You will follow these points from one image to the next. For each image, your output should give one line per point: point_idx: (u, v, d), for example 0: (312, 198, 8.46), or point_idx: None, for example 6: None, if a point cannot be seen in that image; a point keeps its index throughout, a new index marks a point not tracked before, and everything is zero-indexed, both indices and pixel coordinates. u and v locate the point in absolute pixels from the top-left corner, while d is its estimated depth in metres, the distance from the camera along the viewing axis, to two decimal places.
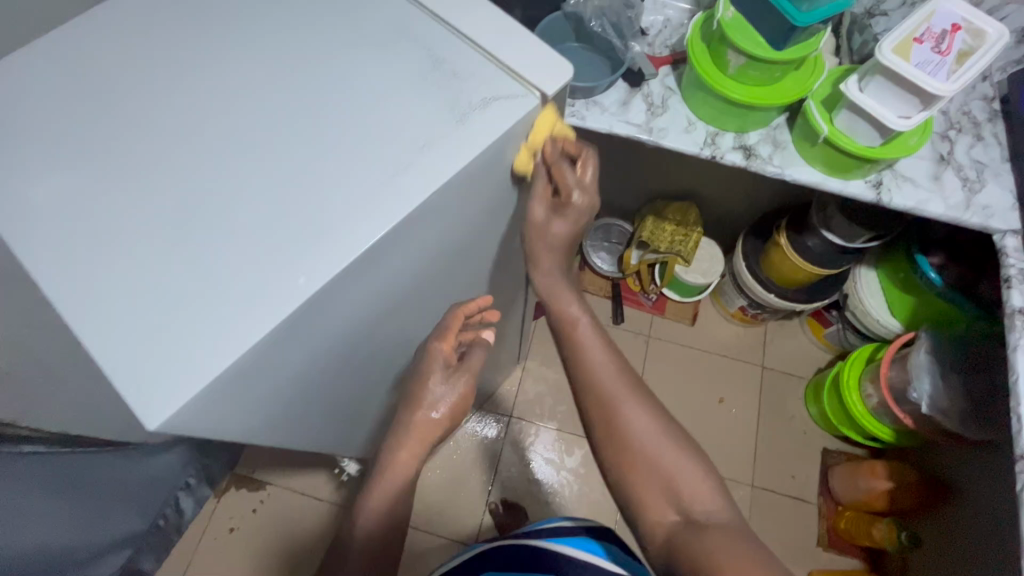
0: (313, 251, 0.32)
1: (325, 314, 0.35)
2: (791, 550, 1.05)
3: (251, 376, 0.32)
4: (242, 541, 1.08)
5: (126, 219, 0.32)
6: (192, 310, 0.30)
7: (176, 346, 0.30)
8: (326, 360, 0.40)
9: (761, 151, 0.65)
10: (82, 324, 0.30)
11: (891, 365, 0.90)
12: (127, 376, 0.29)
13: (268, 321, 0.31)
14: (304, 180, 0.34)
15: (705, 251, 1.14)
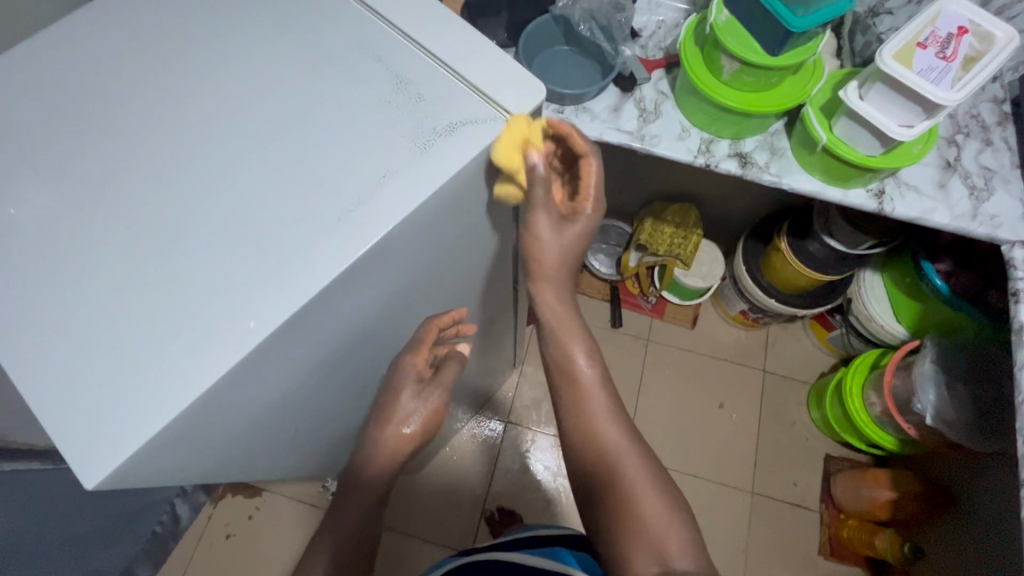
0: (268, 290, 0.30)
1: (299, 340, 0.33)
2: (790, 558, 1.04)
3: (206, 421, 0.31)
4: (238, 547, 1.08)
5: (81, 257, 0.31)
6: (141, 356, 0.29)
7: (121, 396, 0.28)
8: (295, 393, 0.38)
9: (758, 159, 0.63)
10: (38, 369, 0.29)
11: (896, 373, 0.87)
12: (75, 425, 0.28)
13: (215, 369, 0.29)
14: (263, 214, 0.32)
15: (705, 254, 1.12)
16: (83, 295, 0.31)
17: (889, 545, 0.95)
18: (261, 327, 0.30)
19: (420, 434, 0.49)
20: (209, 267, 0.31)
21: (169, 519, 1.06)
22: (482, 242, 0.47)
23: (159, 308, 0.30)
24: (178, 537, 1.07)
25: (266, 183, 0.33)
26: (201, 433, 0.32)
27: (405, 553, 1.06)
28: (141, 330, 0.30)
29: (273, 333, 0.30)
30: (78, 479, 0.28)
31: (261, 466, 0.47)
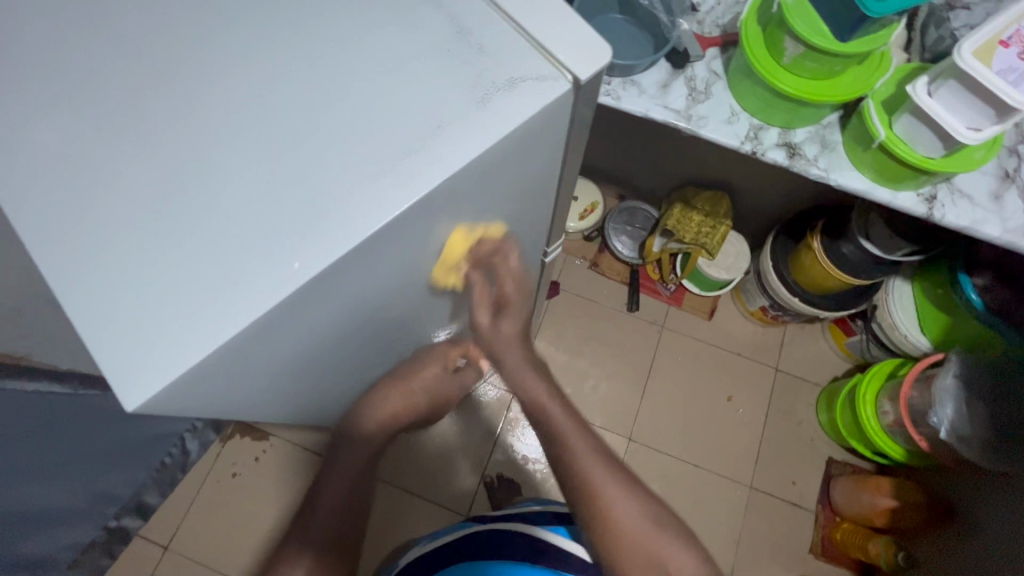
0: (314, 234, 0.30)
1: (337, 288, 0.33)
2: (780, 554, 1.05)
3: (240, 357, 0.31)
4: (244, 486, 1.11)
5: (119, 179, 0.30)
6: (179, 287, 0.29)
7: (161, 325, 0.28)
8: (323, 341, 0.38)
9: (807, 151, 0.61)
10: (71, 291, 0.28)
11: (914, 385, 0.86)
12: (114, 348, 0.28)
13: (258, 305, 0.29)
14: (307, 154, 0.31)
15: (731, 246, 1.10)
16: (117, 218, 0.30)
17: (881, 555, 0.95)
18: (304, 270, 0.29)
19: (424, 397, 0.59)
20: (250, 204, 0.30)
21: (179, 453, 1.08)
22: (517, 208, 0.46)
23: (197, 241, 0.29)
24: (186, 469, 1.10)
25: (316, 123, 0.32)
26: (233, 370, 0.32)
27: (405, 509, 1.08)
28: (178, 263, 0.29)
29: (317, 277, 0.30)
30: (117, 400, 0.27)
31: (281, 408, 0.47)
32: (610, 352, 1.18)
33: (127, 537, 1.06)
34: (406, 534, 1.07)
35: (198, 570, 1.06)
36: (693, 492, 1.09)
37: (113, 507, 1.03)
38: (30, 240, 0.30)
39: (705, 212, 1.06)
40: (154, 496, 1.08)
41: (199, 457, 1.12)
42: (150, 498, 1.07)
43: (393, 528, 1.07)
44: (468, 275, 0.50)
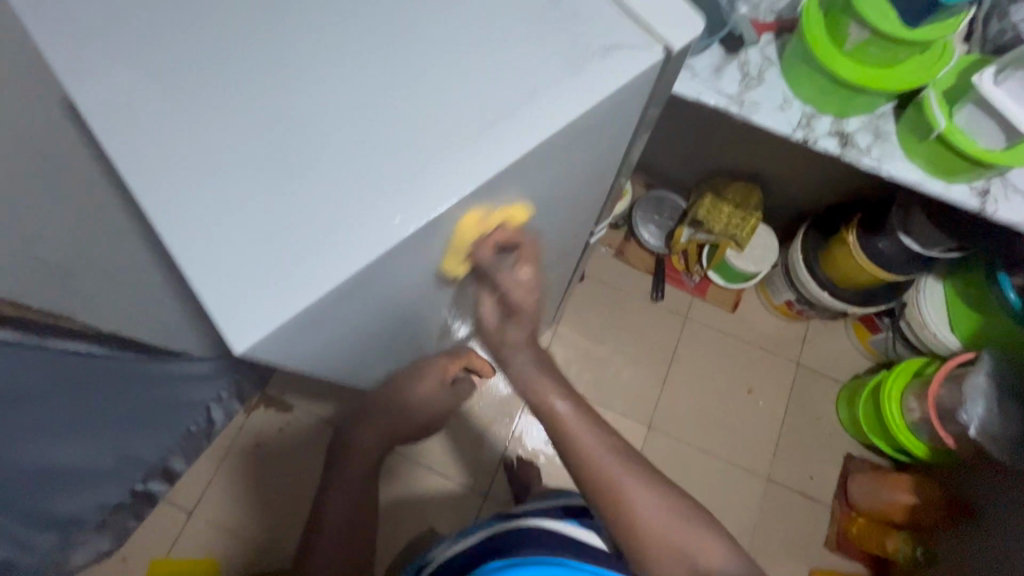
0: (412, 190, 0.30)
1: (424, 245, 0.34)
2: (797, 546, 1.06)
3: (334, 306, 0.32)
4: (267, 456, 1.13)
5: (225, 132, 0.31)
6: (283, 236, 0.29)
7: (266, 273, 0.29)
8: (389, 295, 0.39)
9: (859, 140, 0.60)
10: (181, 239, 0.29)
11: (942, 383, 0.87)
12: (221, 292, 0.28)
13: (359, 256, 0.29)
14: (407, 112, 0.31)
15: (760, 239, 1.10)
16: (222, 169, 0.30)
17: (901, 550, 0.97)
18: (405, 223, 0.30)
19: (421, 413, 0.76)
20: (354, 157, 0.31)
21: (203, 424, 1.09)
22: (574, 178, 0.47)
23: (301, 193, 0.30)
24: (211, 437, 1.11)
25: (414, 82, 0.32)
26: (323, 318, 0.32)
27: (425, 486, 1.10)
28: (284, 214, 0.30)
29: (415, 231, 0.30)
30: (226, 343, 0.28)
31: (335, 370, 0.48)
32: (633, 341, 1.19)
33: (154, 500, 1.08)
34: (427, 509, 1.09)
35: (224, 535, 1.09)
36: (711, 481, 1.10)
37: (140, 471, 1.04)
38: (140, 191, 0.30)
39: (736, 203, 1.05)
40: (180, 463, 1.09)
41: (223, 427, 1.13)
42: (176, 465, 1.08)
43: (414, 503, 1.09)
44: (521, 247, 0.51)
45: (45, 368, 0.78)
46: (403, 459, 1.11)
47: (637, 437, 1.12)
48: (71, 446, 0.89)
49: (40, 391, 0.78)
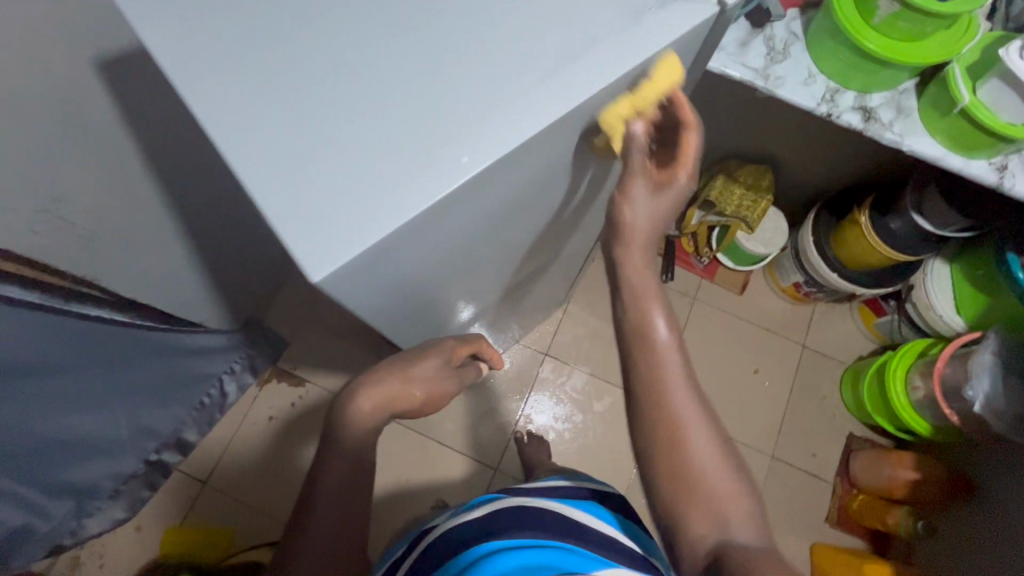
0: (481, 130, 0.31)
1: (483, 190, 0.35)
2: (799, 521, 1.09)
3: (397, 246, 0.32)
4: (279, 429, 1.14)
5: (295, 72, 0.32)
6: (356, 171, 0.30)
7: (342, 205, 0.29)
8: (441, 248, 0.40)
9: (882, 115, 0.61)
10: (253, 175, 0.30)
11: (948, 362, 0.89)
12: (297, 223, 0.29)
13: (431, 189, 0.30)
14: (473, 57, 0.33)
15: (770, 221, 1.11)
16: (292, 106, 0.31)
17: (900, 524, 0.98)
18: (472, 163, 0.30)
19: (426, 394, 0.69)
20: (419, 100, 0.31)
21: (217, 394, 1.13)
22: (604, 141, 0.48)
23: (372, 130, 0.31)
24: (224, 410, 1.13)
25: (480, 30, 0.33)
26: (384, 259, 0.33)
27: (436, 459, 1.13)
28: (353, 153, 0.30)
29: (485, 169, 0.31)
30: (302, 271, 0.29)
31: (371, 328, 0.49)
32: None
33: (167, 470, 1.09)
34: (439, 480, 1.12)
35: (237, 507, 1.10)
36: None
37: (153, 441, 1.07)
38: (209, 132, 0.31)
39: (748, 185, 1.06)
40: (193, 435, 1.11)
41: (236, 400, 1.14)
42: (189, 436, 1.10)
43: (427, 474, 1.12)
44: (554, 210, 0.52)
45: (65, 333, 0.80)
46: (414, 432, 1.14)
47: None
48: (87, 410, 0.93)
49: (59, 353, 0.81)
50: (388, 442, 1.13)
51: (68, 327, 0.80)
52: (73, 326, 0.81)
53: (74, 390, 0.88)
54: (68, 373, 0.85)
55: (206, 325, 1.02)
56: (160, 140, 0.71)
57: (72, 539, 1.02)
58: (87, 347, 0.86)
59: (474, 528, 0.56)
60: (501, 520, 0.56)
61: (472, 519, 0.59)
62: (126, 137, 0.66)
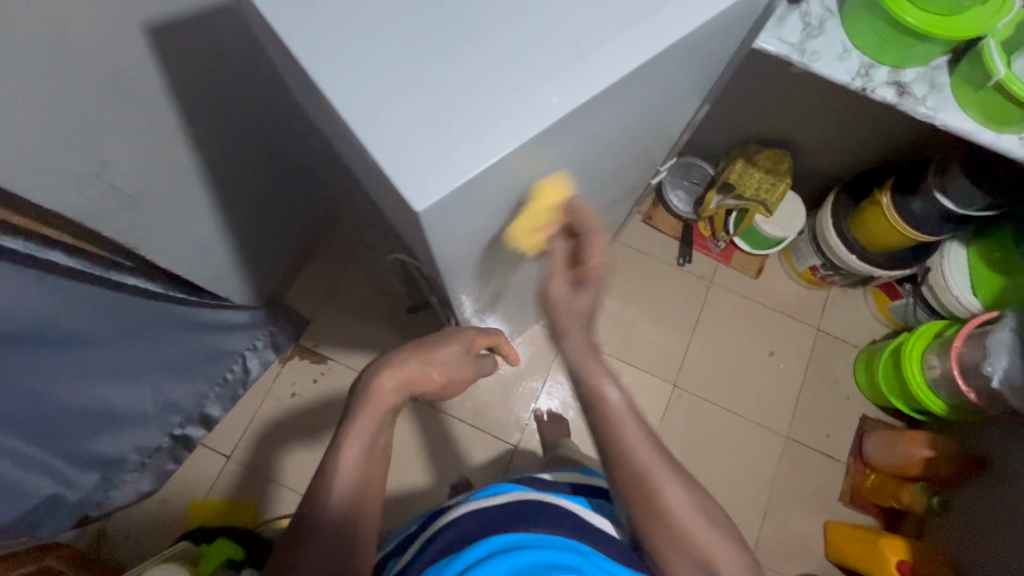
0: (564, 75, 0.35)
1: (560, 135, 0.38)
2: (812, 499, 1.11)
3: (487, 181, 0.36)
4: (301, 405, 1.15)
5: (393, 21, 0.34)
6: (454, 111, 0.33)
7: (444, 141, 0.33)
8: (513, 193, 0.43)
9: (915, 90, 0.63)
10: (363, 113, 0.33)
11: (965, 341, 0.91)
12: (403, 156, 0.32)
13: (522, 128, 0.33)
14: (555, 9, 0.36)
15: (788, 205, 1.13)
16: (393, 52, 0.34)
17: (917, 501, 0.99)
18: (562, 104, 0.34)
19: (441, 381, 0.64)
20: (511, 47, 0.35)
21: (240, 370, 1.14)
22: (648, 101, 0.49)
23: (466, 74, 0.34)
24: (246, 386, 1.15)
25: None
26: (472, 195, 0.36)
27: (457, 436, 1.15)
28: (452, 95, 0.33)
29: (569, 112, 0.35)
30: (408, 201, 0.33)
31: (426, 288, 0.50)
32: (659, 304, 1.22)
33: (191, 444, 1.11)
34: (459, 457, 1.14)
35: (262, 481, 1.11)
36: (732, 438, 1.14)
37: (178, 416, 1.08)
38: (314, 76, 0.34)
39: (767, 169, 1.07)
40: (216, 410, 1.12)
41: (258, 376, 1.16)
42: (212, 411, 1.12)
43: (447, 451, 1.14)
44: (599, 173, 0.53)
45: (93, 305, 0.81)
46: (435, 410, 1.15)
47: (662, 395, 1.16)
48: (114, 383, 0.94)
49: (85, 324, 0.82)
50: (409, 419, 1.15)
51: (96, 298, 0.81)
52: (101, 298, 0.82)
53: (99, 364, 0.89)
54: (92, 345, 0.85)
55: (231, 300, 1.02)
56: (198, 112, 0.71)
57: (99, 510, 1.04)
58: (114, 320, 0.86)
59: (492, 516, 0.57)
60: (517, 512, 0.57)
61: (475, 513, 0.59)
62: (167, 105, 0.67)
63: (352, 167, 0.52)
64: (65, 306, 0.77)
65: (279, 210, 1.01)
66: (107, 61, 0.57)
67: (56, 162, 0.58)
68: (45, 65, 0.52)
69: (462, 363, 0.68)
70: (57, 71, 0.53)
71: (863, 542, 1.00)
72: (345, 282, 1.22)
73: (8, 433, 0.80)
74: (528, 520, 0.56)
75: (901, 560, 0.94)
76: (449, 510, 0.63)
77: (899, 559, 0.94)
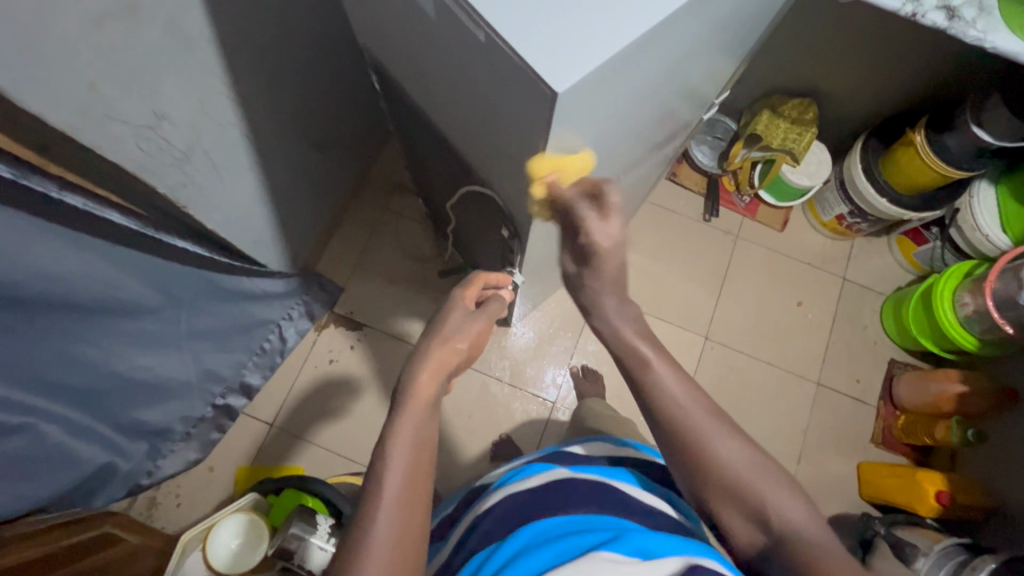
0: None
1: (666, 35, 0.40)
2: (846, 442, 1.13)
3: (611, 73, 0.37)
4: (340, 371, 1.17)
5: None
6: (582, 5, 0.35)
7: (572, 30, 0.34)
8: (605, 109, 0.43)
9: (965, 14, 0.63)
10: (487, 9, 0.34)
11: (999, 276, 0.93)
12: (541, 49, 0.34)
13: (650, 14, 0.35)
14: None
15: (814, 155, 1.13)
16: None
17: (953, 434, 1.00)
18: (672, 4, 0.35)
19: (468, 348, 0.57)
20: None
21: (277, 339, 1.15)
22: (714, 20, 0.51)
23: None
24: (284, 355, 1.16)
25: None
26: (593, 90, 0.37)
27: (495, 396, 1.16)
28: None
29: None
30: (545, 86, 0.33)
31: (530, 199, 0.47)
32: (688, 259, 1.23)
33: (233, 414, 1.13)
34: (497, 416, 1.15)
35: (305, 446, 1.13)
36: (764, 386, 1.17)
37: (219, 386, 1.09)
38: None
39: (792, 118, 1.08)
40: (256, 379, 1.14)
41: (295, 345, 1.16)
42: (252, 380, 1.13)
43: (485, 411, 1.15)
44: (656, 97, 0.55)
45: (136, 271, 0.81)
46: (471, 371, 1.17)
47: (695, 347, 1.18)
48: (157, 353, 0.94)
49: (127, 290, 0.81)
50: None
51: (138, 263, 0.80)
52: (142, 263, 0.81)
53: (139, 333, 0.89)
54: (133, 311, 0.85)
55: (267, 267, 1.03)
56: (244, 66, 0.71)
57: (149, 480, 1.05)
58: (154, 286, 0.86)
59: (540, 497, 0.54)
60: (558, 494, 0.53)
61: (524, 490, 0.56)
62: (217, 60, 0.67)
63: (422, 101, 0.53)
64: (107, 273, 0.76)
65: (312, 174, 1.02)
66: (167, 7, 0.57)
67: (116, 110, 0.58)
68: (112, 10, 0.52)
69: (477, 317, 0.59)
70: (120, 12, 0.53)
71: (899, 478, 1.02)
72: (375, 249, 1.23)
73: (56, 398, 0.80)
74: (551, 502, 0.52)
75: (939, 490, 0.97)
76: (490, 494, 0.60)
77: (938, 490, 0.96)
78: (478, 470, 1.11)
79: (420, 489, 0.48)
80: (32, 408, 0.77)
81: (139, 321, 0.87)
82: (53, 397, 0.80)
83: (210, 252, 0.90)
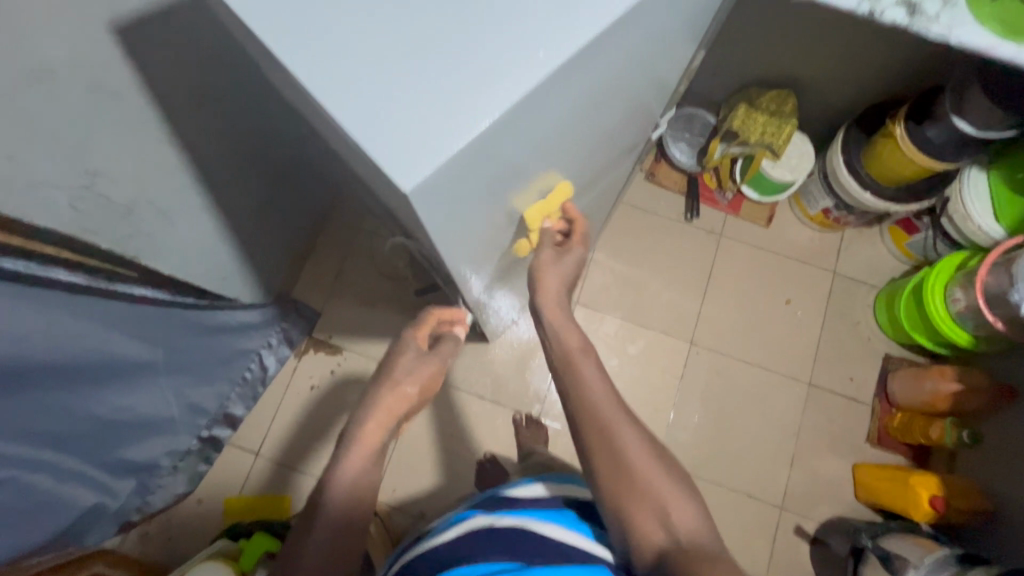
0: (550, 28, 0.35)
1: (552, 95, 0.39)
2: (840, 443, 1.10)
3: (484, 146, 0.37)
4: (321, 396, 1.17)
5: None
6: (441, 84, 0.34)
7: (424, 115, 0.34)
8: (500, 166, 0.42)
9: (927, 7, 0.58)
10: (339, 101, 0.34)
11: (991, 270, 0.88)
12: (386, 143, 0.33)
13: (510, 90, 0.34)
14: None
15: (795, 147, 1.08)
16: (373, 34, 0.34)
17: (947, 436, 0.97)
18: (534, 75, 0.35)
19: (419, 393, 0.59)
20: (503, 3, 0.36)
21: (259, 368, 1.15)
22: (639, 52, 0.48)
23: (446, 45, 0.35)
24: (266, 383, 1.17)
25: None
26: (469, 163, 0.37)
27: (478, 412, 1.15)
28: (435, 68, 0.34)
29: (558, 65, 0.35)
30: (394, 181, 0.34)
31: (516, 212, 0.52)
32: (670, 262, 1.19)
33: (219, 445, 1.14)
34: (482, 433, 1.14)
35: (293, 474, 1.14)
36: (754, 391, 1.14)
37: (204, 418, 1.10)
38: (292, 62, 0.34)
39: (770, 111, 1.02)
40: (240, 409, 1.15)
41: (276, 372, 1.17)
42: (236, 410, 1.14)
43: (469, 429, 1.14)
44: (586, 130, 0.52)
45: (102, 321, 0.81)
46: (453, 389, 1.16)
47: (679, 353, 1.16)
48: (136, 395, 0.94)
49: (96, 340, 0.81)
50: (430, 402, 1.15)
51: (103, 314, 0.80)
52: (109, 313, 0.81)
53: (116, 380, 0.89)
54: (107, 359, 0.85)
55: (240, 301, 1.02)
56: (182, 113, 0.70)
57: (140, 515, 1.07)
58: (125, 332, 0.85)
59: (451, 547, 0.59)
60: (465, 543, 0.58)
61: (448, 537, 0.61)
62: (151, 108, 0.65)
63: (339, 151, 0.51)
64: (73, 327, 0.76)
65: (277, 204, 1.01)
66: (84, 67, 0.56)
67: (43, 176, 0.57)
68: (19, 77, 0.50)
69: (429, 359, 0.60)
70: (30, 79, 0.51)
71: (893, 481, 0.99)
72: (351, 271, 1.22)
73: (44, 448, 0.81)
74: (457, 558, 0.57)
75: (934, 495, 0.93)
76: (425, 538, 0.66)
77: (932, 495, 0.93)
78: (463, 488, 1.11)
79: (353, 534, 0.54)
80: (20, 462, 0.77)
81: (116, 367, 0.87)
82: (40, 447, 0.80)
83: (179, 293, 0.90)
